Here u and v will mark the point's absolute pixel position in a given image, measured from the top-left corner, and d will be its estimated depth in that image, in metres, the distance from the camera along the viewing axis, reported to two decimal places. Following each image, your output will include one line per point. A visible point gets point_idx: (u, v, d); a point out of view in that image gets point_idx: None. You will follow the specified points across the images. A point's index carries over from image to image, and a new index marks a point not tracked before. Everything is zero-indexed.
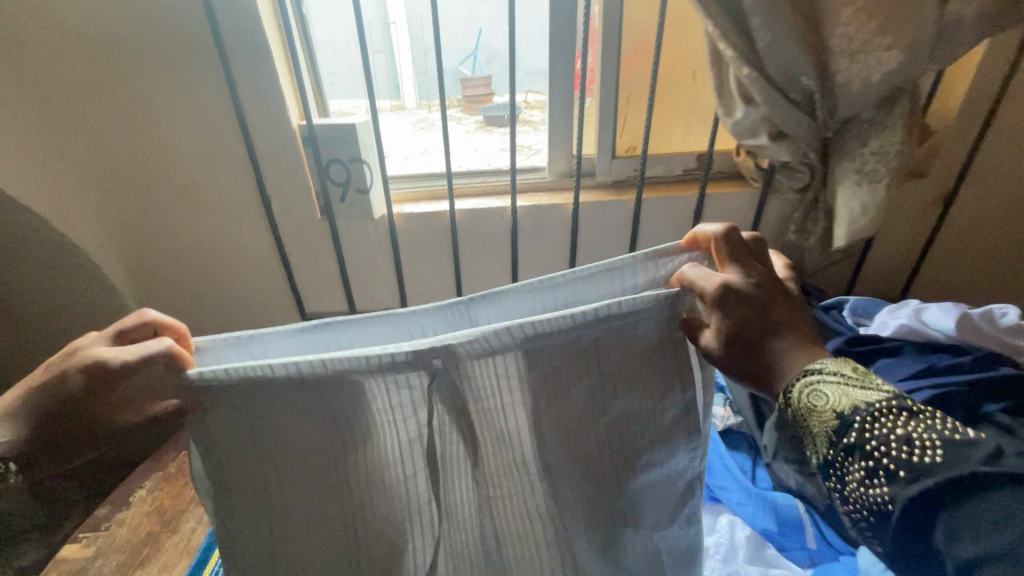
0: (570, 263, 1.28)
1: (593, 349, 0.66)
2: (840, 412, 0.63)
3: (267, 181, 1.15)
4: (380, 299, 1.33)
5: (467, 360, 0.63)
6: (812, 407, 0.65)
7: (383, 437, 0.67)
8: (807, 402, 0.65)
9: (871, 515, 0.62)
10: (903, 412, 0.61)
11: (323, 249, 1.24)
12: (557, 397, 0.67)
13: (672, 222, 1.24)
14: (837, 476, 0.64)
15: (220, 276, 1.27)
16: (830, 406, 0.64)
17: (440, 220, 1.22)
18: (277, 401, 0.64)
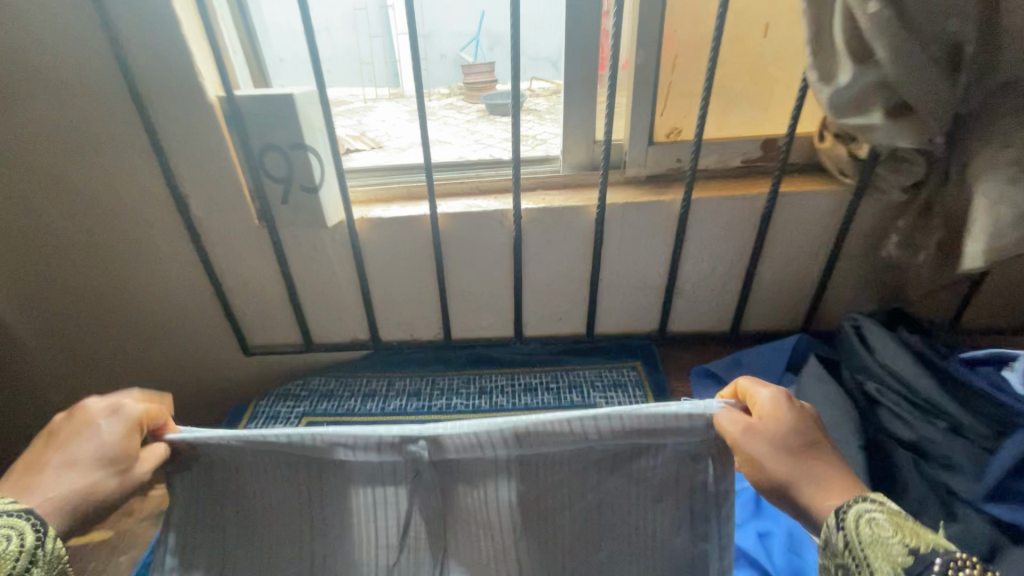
0: (591, 284, 0.97)
1: (601, 458, 0.56)
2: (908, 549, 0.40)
3: (183, 176, 0.85)
4: (344, 330, 1.03)
5: (458, 454, 0.55)
6: (866, 537, 0.42)
7: (357, 539, 0.58)
8: (860, 535, 0.43)
9: None
10: None
11: (265, 266, 0.94)
12: (550, 512, 0.58)
13: (729, 231, 0.92)
14: None
15: (134, 299, 0.97)
16: (892, 538, 0.41)
17: (418, 229, 0.91)
18: (257, 483, 0.58)
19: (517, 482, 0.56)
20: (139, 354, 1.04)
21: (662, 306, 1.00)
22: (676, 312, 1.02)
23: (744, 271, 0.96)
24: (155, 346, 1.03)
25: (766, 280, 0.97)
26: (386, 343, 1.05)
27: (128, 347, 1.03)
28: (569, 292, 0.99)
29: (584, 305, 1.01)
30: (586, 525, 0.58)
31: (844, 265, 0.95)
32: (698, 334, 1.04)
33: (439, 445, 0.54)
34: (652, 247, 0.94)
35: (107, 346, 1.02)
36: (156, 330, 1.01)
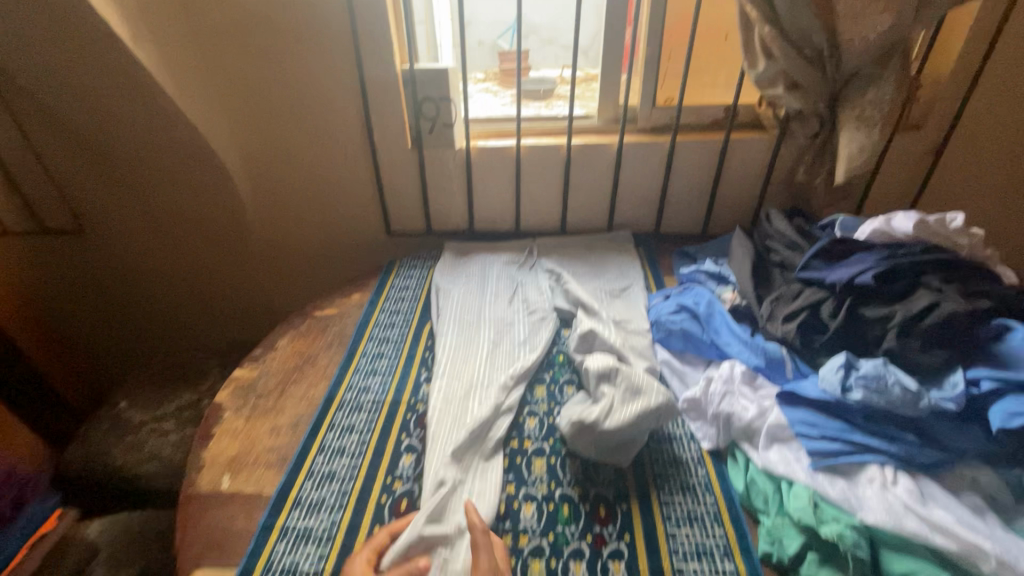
0: (612, 194, 1.54)
1: (594, 252, 1.52)
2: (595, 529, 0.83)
3: (372, 116, 1.43)
4: (452, 221, 1.61)
5: (543, 244, 1.55)
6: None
7: (502, 270, 1.45)
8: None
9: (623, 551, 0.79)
10: None
11: (410, 175, 1.53)
12: (575, 263, 1.46)
13: (701, 162, 1.48)
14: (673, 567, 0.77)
15: (328, 198, 1.57)
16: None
17: (507, 154, 1.48)
18: (473, 253, 1.52)
19: (562, 262, 1.47)
20: (322, 235, 1.64)
21: (657, 212, 1.56)
22: (667, 217, 1.57)
23: (710, 190, 1.52)
24: (333, 229, 1.63)
25: (725, 198, 1.53)
26: (478, 232, 1.63)
27: (318, 230, 1.63)
28: (598, 200, 1.56)
29: (607, 210, 1.57)
30: (592, 266, 1.46)
31: (773, 187, 1.50)
32: (681, 234, 1.60)
33: (539, 246, 1.55)
34: (652, 170, 1.50)
35: (302, 229, 1.63)
36: (336, 219, 1.61)
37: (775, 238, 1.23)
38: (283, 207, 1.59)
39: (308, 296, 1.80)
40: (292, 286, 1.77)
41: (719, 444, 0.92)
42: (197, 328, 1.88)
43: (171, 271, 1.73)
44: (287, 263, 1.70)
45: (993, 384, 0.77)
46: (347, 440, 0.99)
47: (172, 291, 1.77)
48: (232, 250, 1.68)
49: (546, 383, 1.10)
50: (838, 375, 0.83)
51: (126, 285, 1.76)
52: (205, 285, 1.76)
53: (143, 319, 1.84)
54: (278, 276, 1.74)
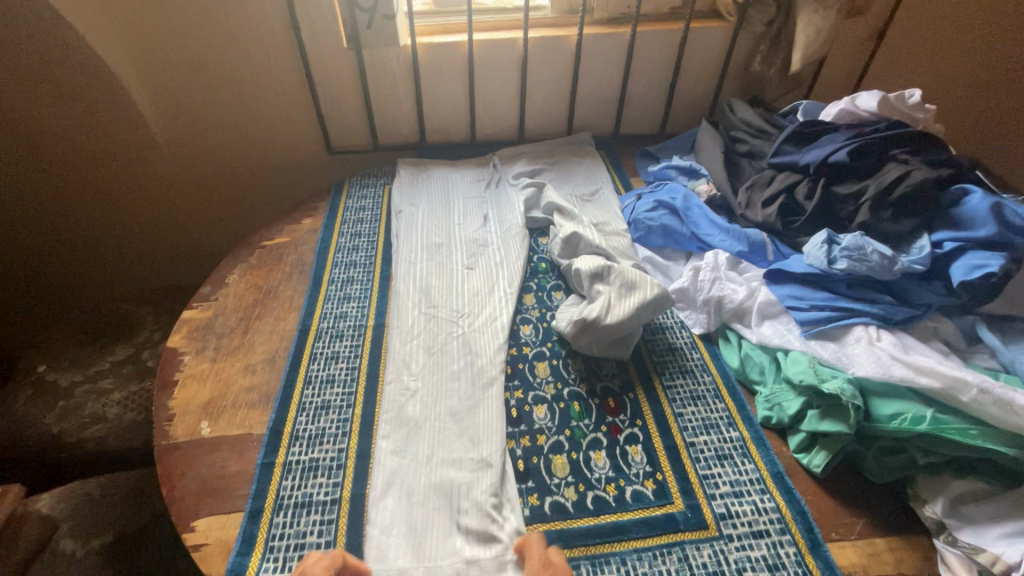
0: (571, 94, 1.46)
1: (558, 155, 1.46)
2: (610, 420, 0.84)
3: (296, 8, 1.22)
4: (401, 133, 1.47)
5: (503, 153, 1.47)
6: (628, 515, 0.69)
7: (466, 184, 1.35)
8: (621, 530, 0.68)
9: (642, 441, 0.81)
10: (649, 479, 0.77)
11: (349, 80, 1.35)
12: (542, 169, 1.40)
13: (660, 56, 1.43)
14: (685, 442, 0.81)
15: (254, 111, 1.37)
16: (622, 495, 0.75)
17: (457, 52, 1.34)
18: (434, 166, 1.41)
19: (528, 168, 1.40)
20: (252, 156, 1.44)
21: (616, 112, 1.51)
22: (626, 117, 1.53)
23: (668, 87, 1.48)
24: (265, 150, 1.44)
25: (682, 93, 1.50)
26: (430, 144, 1.50)
27: (247, 152, 1.43)
28: (556, 102, 1.48)
29: (566, 112, 1.50)
30: (559, 171, 1.40)
31: (729, 80, 1.49)
32: (640, 135, 1.57)
33: (501, 156, 1.46)
34: (612, 66, 1.43)
35: (224, 146, 1.42)
36: (264, 136, 1.41)
37: (742, 127, 1.23)
38: (193, 122, 1.36)
39: (241, 226, 1.60)
40: (224, 216, 1.57)
41: (710, 328, 0.96)
42: (121, 273, 1.67)
43: (76, 210, 1.50)
44: (214, 186, 1.49)
45: (955, 244, 0.85)
46: (333, 368, 0.92)
47: (80, 232, 1.54)
48: (146, 177, 1.46)
49: (534, 291, 1.07)
50: (823, 250, 0.87)
51: (22, 229, 1.50)
52: (121, 222, 1.54)
53: (47, 267, 1.60)
54: (207, 204, 1.53)
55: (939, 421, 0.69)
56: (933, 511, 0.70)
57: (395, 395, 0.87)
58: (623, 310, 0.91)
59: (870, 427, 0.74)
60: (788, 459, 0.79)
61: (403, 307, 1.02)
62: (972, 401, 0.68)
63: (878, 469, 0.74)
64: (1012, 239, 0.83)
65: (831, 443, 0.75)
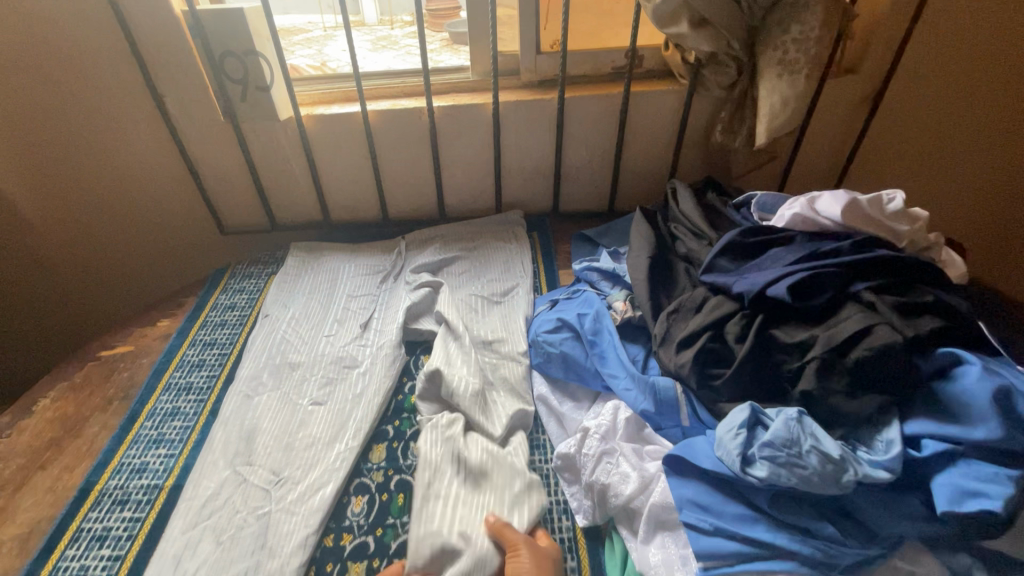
0: (495, 168, 1.24)
1: (477, 238, 1.23)
2: None
3: (159, 80, 1.06)
4: (300, 212, 1.28)
5: (414, 236, 1.25)
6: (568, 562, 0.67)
7: (357, 279, 1.14)
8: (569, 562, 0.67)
9: None
10: None
11: (232, 156, 1.18)
12: (452, 260, 1.17)
13: (598, 124, 1.19)
14: None
15: (125, 194, 1.18)
16: None
17: (353, 124, 1.15)
18: (332, 251, 1.22)
19: (435, 257, 1.17)
20: (124, 241, 1.25)
21: (553, 187, 1.28)
22: (566, 192, 1.30)
23: (613, 159, 1.24)
24: (142, 233, 1.24)
25: (631, 166, 1.26)
26: (336, 223, 1.31)
27: (124, 235, 1.24)
28: (480, 176, 1.26)
29: (493, 187, 1.28)
30: (472, 261, 1.17)
31: (688, 150, 1.23)
32: (585, 212, 1.33)
33: (411, 239, 1.24)
34: (542, 136, 1.20)
35: (95, 230, 1.22)
36: (139, 220, 1.22)
37: (682, 223, 0.98)
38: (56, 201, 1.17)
39: (118, 313, 1.38)
40: (101, 301, 1.35)
41: (595, 523, 0.70)
42: None
43: None
44: (84, 270, 1.28)
45: (938, 448, 0.56)
46: (90, 559, 0.71)
47: None
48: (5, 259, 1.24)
49: (387, 441, 0.83)
50: (737, 441, 0.60)
51: None
52: None
53: None
54: (76, 290, 1.31)
55: None
56: None
57: None
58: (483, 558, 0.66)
59: None
60: None
61: (211, 464, 0.80)
62: None
63: None
64: None
65: None
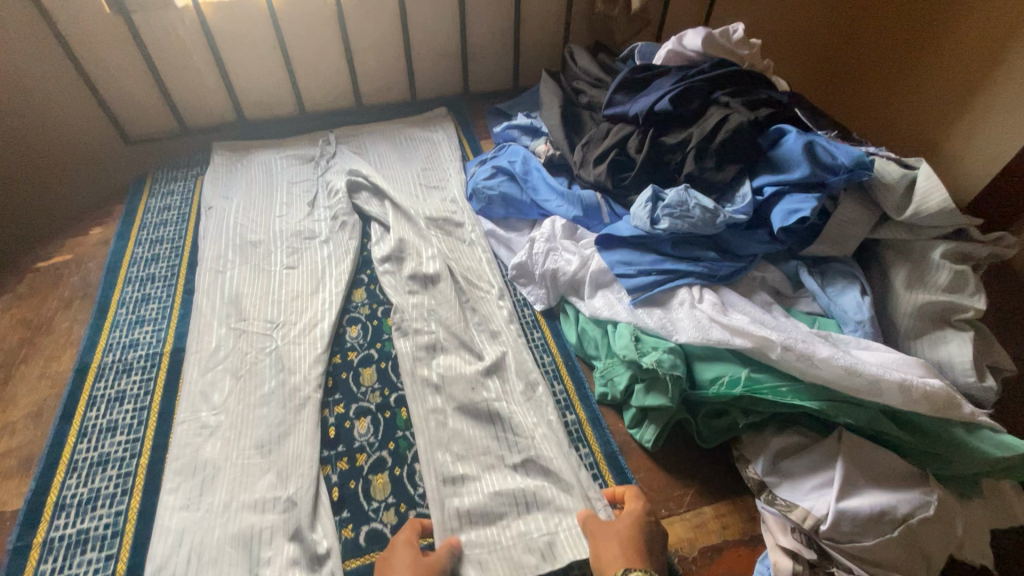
0: (406, 52, 1.31)
1: (402, 121, 1.33)
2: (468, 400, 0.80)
3: None
4: (212, 113, 1.27)
5: (338, 127, 1.31)
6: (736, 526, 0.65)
7: (291, 167, 1.19)
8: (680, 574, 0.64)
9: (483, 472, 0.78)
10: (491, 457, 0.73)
11: (126, 54, 1.12)
12: (382, 145, 1.26)
13: (496, 1, 1.30)
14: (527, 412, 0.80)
15: (9, 103, 1.10)
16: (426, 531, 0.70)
17: (256, 10, 1.15)
18: (259, 146, 1.24)
19: (368, 143, 1.26)
20: (20, 159, 1.17)
21: (461, 67, 1.38)
22: (473, 74, 1.41)
23: (513, 36, 1.36)
24: (40, 149, 1.17)
25: (530, 43, 1.39)
26: (252, 121, 1.31)
27: (19, 153, 1.17)
28: (392, 62, 1.32)
29: (405, 73, 1.35)
30: (401, 141, 1.27)
31: (576, 23, 1.39)
32: (493, 91, 1.45)
33: (337, 130, 1.30)
34: (445, 16, 1.28)
35: None
36: (29, 132, 1.15)
37: (581, 77, 1.15)
38: None
39: (18, 243, 1.29)
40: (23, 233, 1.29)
41: (550, 303, 0.90)
42: None
43: None
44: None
45: (774, 188, 0.82)
46: (117, 413, 0.78)
47: None
48: None
49: (365, 285, 0.96)
50: (646, 208, 0.82)
51: None
52: None
53: None
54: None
55: (753, 382, 0.68)
56: (755, 471, 0.69)
57: (189, 436, 0.75)
58: (498, 458, 0.73)
59: (695, 394, 0.72)
60: (623, 436, 0.76)
61: (206, 325, 0.88)
62: (779, 358, 0.66)
63: (707, 434, 0.72)
64: (825, 177, 0.80)
65: (658, 418, 0.73)
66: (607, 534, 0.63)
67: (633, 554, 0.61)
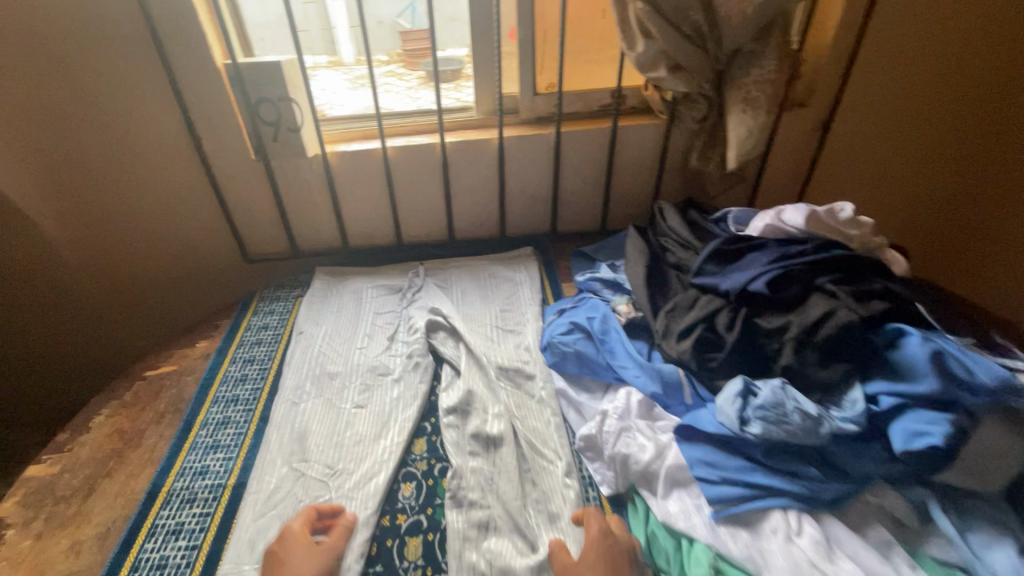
0: (500, 195, 1.38)
1: (489, 258, 1.38)
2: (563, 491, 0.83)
3: (197, 123, 1.17)
4: (321, 239, 1.40)
5: (428, 260, 1.38)
6: None
7: (380, 298, 1.26)
8: None
9: None
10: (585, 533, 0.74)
11: (261, 190, 1.29)
12: (467, 283, 1.30)
13: (591, 154, 1.35)
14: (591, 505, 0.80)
15: (162, 226, 1.29)
16: None
17: (373, 158, 1.28)
18: (356, 275, 1.33)
19: (454, 278, 1.31)
20: (160, 271, 1.35)
21: (551, 210, 1.43)
22: (562, 216, 1.45)
23: (605, 184, 1.40)
24: (177, 262, 1.34)
25: (620, 191, 1.42)
26: (354, 248, 1.42)
27: (160, 265, 1.34)
28: (486, 203, 1.40)
29: (497, 212, 1.42)
30: (485, 279, 1.31)
31: (669, 175, 1.40)
32: (579, 232, 1.48)
33: (427, 263, 1.37)
34: (541, 166, 1.36)
35: (126, 261, 1.32)
36: (172, 250, 1.32)
37: (671, 236, 1.13)
38: (92, 232, 1.26)
39: (140, 336, 1.45)
40: (149, 330, 1.45)
41: (617, 488, 0.81)
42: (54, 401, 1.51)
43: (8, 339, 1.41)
44: (114, 298, 1.36)
45: (893, 400, 0.71)
46: (169, 549, 0.78)
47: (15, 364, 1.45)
48: (67, 297, 1.35)
49: (427, 434, 0.94)
50: (735, 406, 0.74)
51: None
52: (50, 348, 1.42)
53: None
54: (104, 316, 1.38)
55: None
56: None
57: None
58: None
59: None
60: None
61: (270, 462, 0.89)
62: None
63: None
64: (959, 396, 0.67)
65: None
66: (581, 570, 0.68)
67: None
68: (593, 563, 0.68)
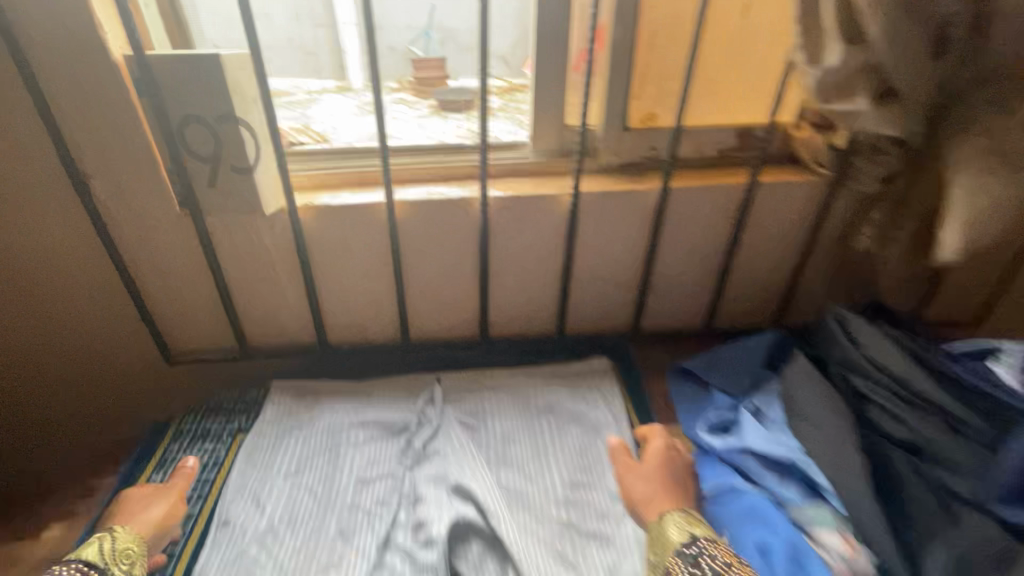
0: (563, 278, 0.91)
1: (542, 378, 0.88)
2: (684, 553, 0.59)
3: (80, 155, 0.70)
4: (287, 334, 0.91)
5: (447, 376, 0.88)
6: None
7: (369, 453, 0.77)
8: None
9: None
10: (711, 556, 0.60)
11: (191, 262, 0.81)
12: (509, 425, 0.81)
13: (705, 224, 0.89)
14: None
15: (27, 314, 0.81)
16: None
17: (372, 218, 0.81)
18: (331, 405, 0.84)
19: (488, 417, 0.82)
20: (32, 380, 0.87)
21: (635, 301, 0.95)
22: (649, 310, 0.98)
23: (719, 267, 0.94)
24: (58, 368, 0.86)
25: (740, 277, 0.95)
26: (336, 346, 0.94)
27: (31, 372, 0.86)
28: (540, 289, 0.92)
29: (556, 303, 0.94)
30: (539, 421, 0.82)
31: (815, 257, 0.94)
32: (673, 332, 1.01)
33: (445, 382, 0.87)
34: (628, 239, 0.89)
35: None
36: (48, 349, 0.84)
37: (876, 386, 0.68)
38: None
39: None
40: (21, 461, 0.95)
41: None
42: None
43: None
44: None
45: None
46: None
47: None
48: None
49: None
50: None
51: None
52: None
53: None
54: None
55: None
56: None
57: None
58: None
59: None
60: None
61: None
62: None
63: None
64: None
65: None
66: (641, 477, 0.70)
67: (668, 494, 0.67)
68: (655, 474, 0.69)
